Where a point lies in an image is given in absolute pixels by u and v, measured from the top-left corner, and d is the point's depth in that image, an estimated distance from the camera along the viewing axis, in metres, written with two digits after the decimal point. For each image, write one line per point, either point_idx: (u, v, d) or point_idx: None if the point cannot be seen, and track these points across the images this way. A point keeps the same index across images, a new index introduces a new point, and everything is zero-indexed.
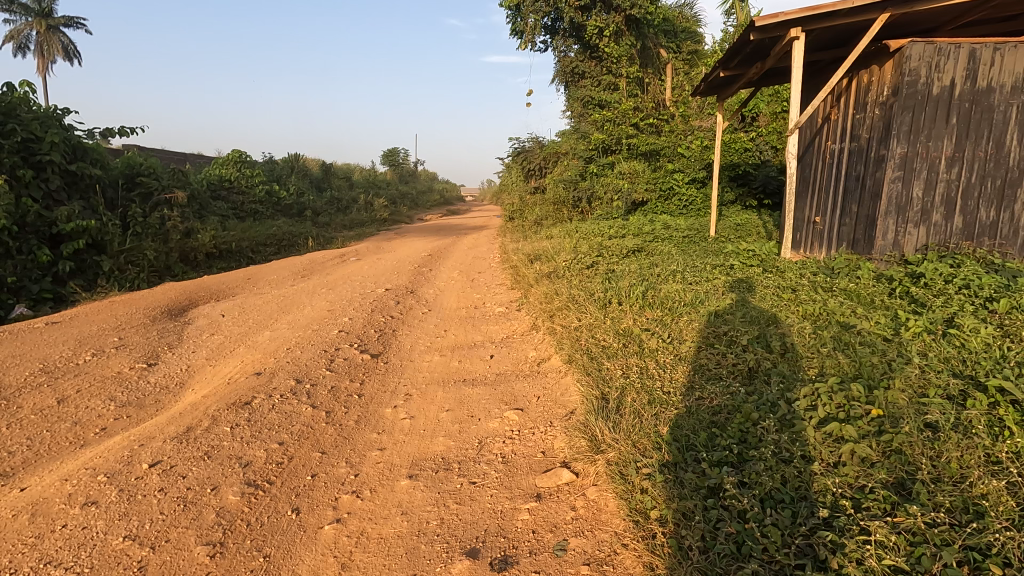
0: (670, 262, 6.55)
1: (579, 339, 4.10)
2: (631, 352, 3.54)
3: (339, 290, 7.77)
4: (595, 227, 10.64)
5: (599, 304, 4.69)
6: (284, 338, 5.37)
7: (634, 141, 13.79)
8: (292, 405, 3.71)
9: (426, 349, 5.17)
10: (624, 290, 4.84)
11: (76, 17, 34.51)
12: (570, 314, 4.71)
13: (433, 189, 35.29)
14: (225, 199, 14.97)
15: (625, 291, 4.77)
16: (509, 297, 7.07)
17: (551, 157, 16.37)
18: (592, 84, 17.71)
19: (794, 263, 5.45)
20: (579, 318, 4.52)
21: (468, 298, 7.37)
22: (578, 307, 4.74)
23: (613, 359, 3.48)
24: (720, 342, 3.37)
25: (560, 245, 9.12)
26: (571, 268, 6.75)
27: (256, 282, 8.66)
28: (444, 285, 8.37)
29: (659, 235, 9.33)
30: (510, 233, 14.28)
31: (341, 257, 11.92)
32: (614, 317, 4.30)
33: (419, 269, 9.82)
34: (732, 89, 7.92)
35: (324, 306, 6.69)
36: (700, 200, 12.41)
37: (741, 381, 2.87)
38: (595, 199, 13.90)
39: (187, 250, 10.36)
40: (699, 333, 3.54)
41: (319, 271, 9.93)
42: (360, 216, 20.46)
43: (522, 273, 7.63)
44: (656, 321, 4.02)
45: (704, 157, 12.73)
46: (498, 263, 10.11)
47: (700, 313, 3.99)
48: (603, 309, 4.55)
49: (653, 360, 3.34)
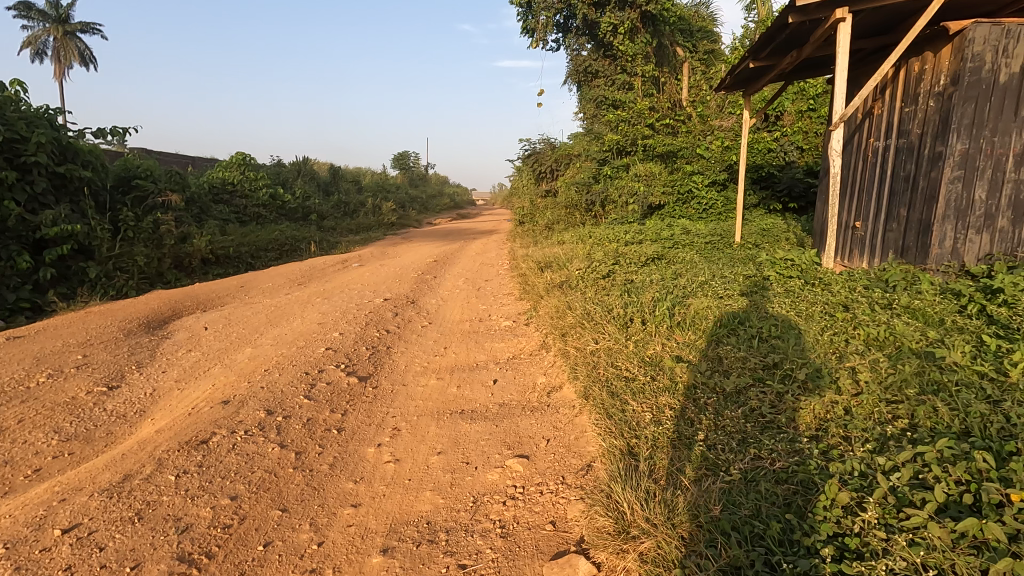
0: (696, 272, 5.91)
1: (597, 366, 3.50)
2: (660, 387, 2.93)
3: (335, 300, 7.23)
4: (609, 232, 10.04)
5: (619, 322, 4.08)
6: (264, 357, 4.81)
7: (650, 142, 13.17)
8: (256, 445, 3.13)
9: (422, 371, 4.59)
10: (646, 306, 4.23)
11: (94, 22, 34.71)
12: (584, 334, 4.10)
13: (443, 193, 34.86)
14: (227, 203, 14.57)
15: (647, 306, 4.17)
16: (517, 309, 6.48)
17: (563, 159, 15.80)
18: (606, 84, 17.12)
19: (839, 275, 4.79)
20: (596, 340, 3.92)
21: (473, 309, 6.79)
22: (594, 326, 4.13)
23: (640, 397, 2.88)
24: (772, 377, 2.76)
25: (573, 251, 8.53)
26: (585, 278, 6.15)
27: (248, 290, 8.15)
28: (448, 295, 7.81)
29: (680, 240, 8.69)
30: (520, 238, 13.71)
31: (343, 263, 11.42)
32: (637, 339, 3.69)
33: (423, 276, 9.27)
34: (761, 83, 7.28)
35: (316, 319, 6.15)
36: (720, 203, 11.75)
37: (808, 434, 2.26)
38: (609, 203, 13.29)
39: (181, 257, 9.91)
40: (744, 364, 2.93)
41: (318, 279, 9.42)
42: (367, 220, 20.02)
43: (532, 283, 7.04)
44: (687, 345, 3.41)
45: (725, 159, 12.09)
46: (507, 271, 9.53)
47: (741, 337, 3.37)
48: (623, 329, 3.94)
49: (690, 401, 2.73)
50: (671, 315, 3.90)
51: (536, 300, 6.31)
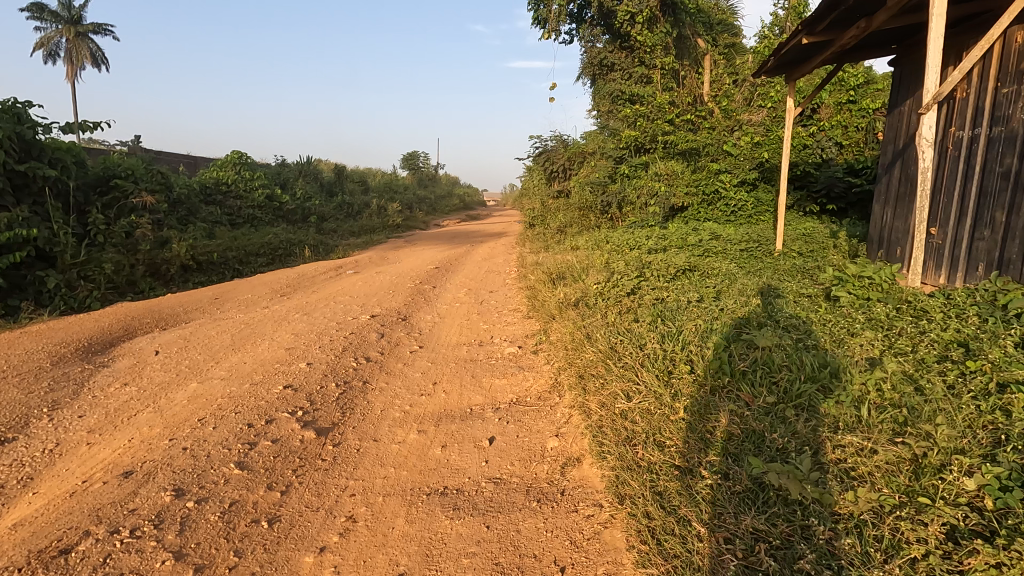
0: (744, 289, 4.88)
1: (636, 442, 2.57)
2: (741, 498, 2.04)
3: (315, 316, 6.28)
4: (629, 237, 9.02)
5: (657, 366, 3.08)
6: (206, 399, 3.86)
7: (671, 139, 12.14)
8: (140, 558, 2.17)
9: (401, 421, 3.61)
10: (692, 341, 3.23)
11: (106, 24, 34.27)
12: (613, 383, 3.11)
13: (453, 194, 33.88)
14: (219, 204, 13.74)
15: (697, 342, 3.17)
16: (525, 330, 5.49)
17: (577, 157, 14.69)
18: (622, 77, 16.07)
19: (935, 299, 3.76)
20: (629, 396, 2.93)
21: (473, 329, 5.82)
22: (626, 371, 3.15)
23: (714, 521, 1.98)
24: (929, 495, 1.86)
25: (590, 260, 7.50)
26: (606, 295, 5.12)
27: (223, 303, 7.24)
28: (447, 309, 6.85)
29: (711, 248, 7.64)
30: (530, 243, 12.76)
31: (338, 269, 10.51)
32: (688, 398, 2.70)
33: (420, 286, 8.33)
34: (813, 64, 6.19)
35: (285, 343, 5.19)
36: (751, 205, 10.68)
37: None
38: (626, 204, 12.23)
39: (158, 264, 9.04)
40: (873, 461, 2.01)
41: (306, 288, 8.51)
42: (370, 222, 19.10)
43: (542, 299, 6.05)
44: (767, 412, 2.43)
45: (755, 155, 11.01)
46: (515, 280, 8.54)
47: (842, 401, 2.39)
48: (667, 377, 2.94)
49: (800, 534, 1.84)
50: (733, 355, 2.90)
51: (546, 322, 5.32)
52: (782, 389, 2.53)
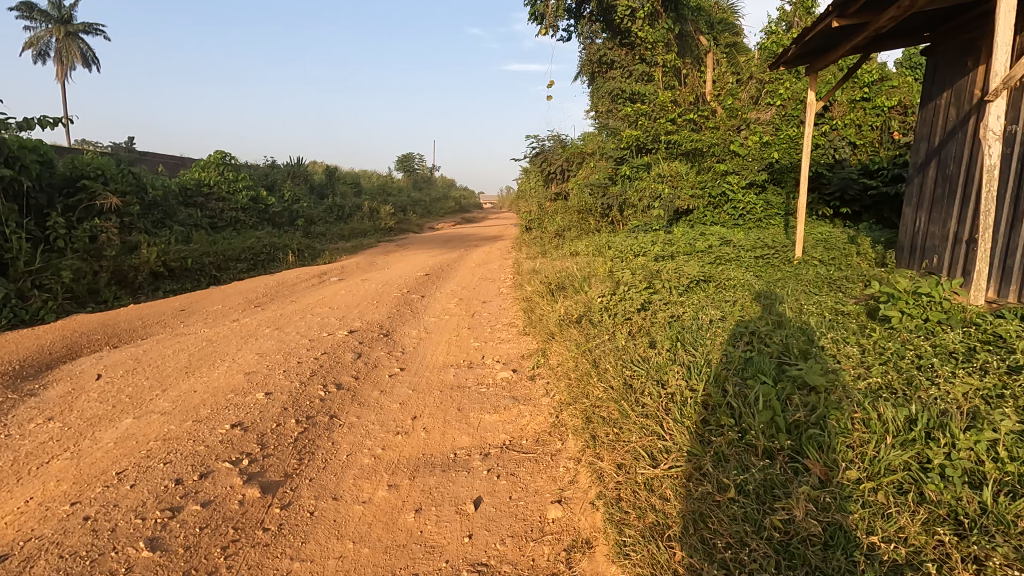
0: (770, 305, 4.28)
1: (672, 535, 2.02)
2: None
3: (287, 332, 5.64)
4: (633, 242, 8.42)
5: (689, 416, 2.47)
6: (137, 441, 3.21)
7: (675, 138, 11.57)
8: None
9: (370, 471, 2.98)
10: (729, 378, 2.61)
11: (96, 23, 33.62)
12: (633, 439, 2.53)
13: (449, 196, 33.19)
14: (199, 206, 13.09)
15: (734, 383, 2.58)
16: (520, 350, 4.87)
17: (575, 158, 14.08)
18: (622, 75, 15.49)
19: (1007, 322, 3.16)
20: (655, 462, 2.34)
21: (462, 348, 5.19)
22: (647, 421, 2.56)
23: None
24: None
25: (592, 269, 6.88)
26: (612, 311, 4.51)
27: (189, 315, 6.60)
28: (435, 323, 6.22)
29: (723, 254, 7.04)
30: (527, 247, 12.15)
31: (322, 275, 9.86)
32: (736, 470, 2.11)
33: (408, 296, 7.70)
34: (839, 53, 5.59)
35: (246, 365, 4.54)
36: (760, 208, 10.11)
37: None
38: (628, 207, 11.65)
39: (125, 271, 8.40)
40: None
41: (284, 297, 7.88)
42: (361, 225, 18.44)
43: (540, 314, 5.43)
44: (852, 499, 1.92)
45: (764, 156, 10.43)
46: (510, 289, 7.91)
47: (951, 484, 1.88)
48: (702, 433, 2.36)
49: None
50: (787, 407, 2.33)
51: (544, 342, 4.70)
52: (864, 464, 2.02)
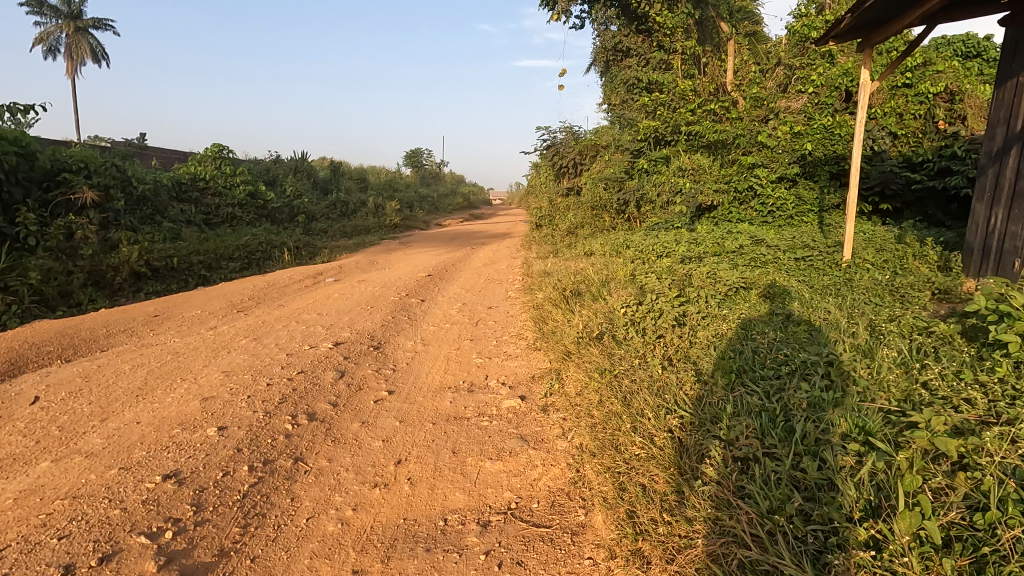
0: (834, 323, 3.53)
1: None
2: None
3: (264, 344, 4.96)
4: (654, 241, 7.67)
5: (786, 515, 1.77)
6: (41, 497, 2.53)
7: (696, 129, 10.79)
8: None
9: (333, 546, 2.27)
10: (831, 450, 1.91)
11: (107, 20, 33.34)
12: (701, 543, 1.82)
13: (458, 192, 32.51)
14: (194, 202, 12.50)
15: (836, 459, 1.86)
16: (531, 370, 4.15)
17: (589, 151, 13.21)
18: (638, 64, 14.68)
19: None
20: None
21: (461, 367, 4.46)
22: (722, 521, 1.86)
23: None
24: None
25: (611, 271, 6.14)
26: (643, 330, 3.77)
27: (162, 322, 5.95)
28: (434, 333, 5.52)
29: (759, 256, 6.28)
30: (538, 245, 11.42)
31: (316, 275, 9.19)
32: None
33: (406, 300, 7.00)
34: (903, 22, 4.82)
35: (204, 388, 3.84)
36: (791, 204, 9.31)
37: None
38: (645, 203, 10.87)
39: (103, 271, 7.79)
40: None
41: (271, 300, 7.21)
42: (365, 221, 17.77)
43: (553, 326, 4.69)
44: None
45: (796, 147, 9.60)
46: (519, 294, 7.19)
47: None
48: (811, 551, 1.65)
49: None
50: (938, 514, 1.60)
51: (558, 361, 3.96)
52: None
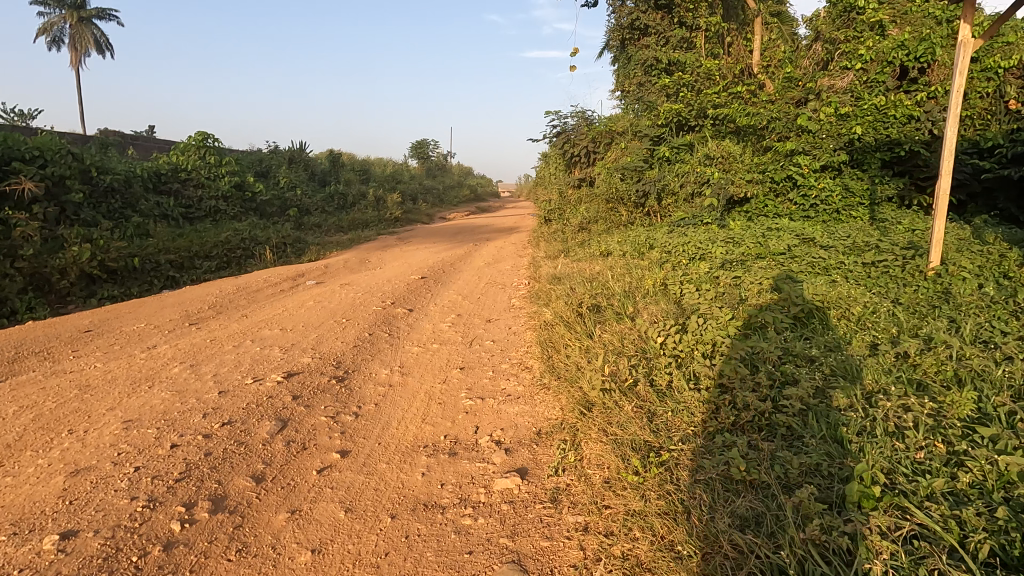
0: (980, 370, 2.44)
1: None
2: None
3: (199, 375, 3.92)
4: (682, 240, 6.57)
5: None
6: None
7: (725, 113, 9.65)
8: None
9: None
10: None
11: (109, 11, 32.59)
12: None
13: (465, 185, 31.41)
14: (173, 194, 11.54)
15: None
16: (536, 423, 3.07)
17: (603, 138, 11.95)
18: (657, 43, 13.42)
19: None
20: None
21: (446, 413, 3.38)
22: None
23: None
24: None
25: (635, 279, 5.04)
26: (696, 379, 2.68)
27: (92, 339, 4.94)
28: (417, 358, 4.46)
29: (817, 259, 5.16)
30: (547, 242, 10.34)
31: (296, 276, 8.15)
32: None
33: (391, 310, 5.94)
34: None
35: (82, 451, 2.78)
36: (838, 196, 8.16)
37: None
38: (667, 195, 9.66)
39: (47, 274, 6.85)
40: None
41: (235, 309, 6.18)
42: (364, 215, 16.74)
43: (567, 359, 3.59)
44: None
45: (842, 131, 8.40)
46: (524, 303, 6.10)
47: None
48: None
49: None
50: None
51: (575, 416, 2.87)
52: None
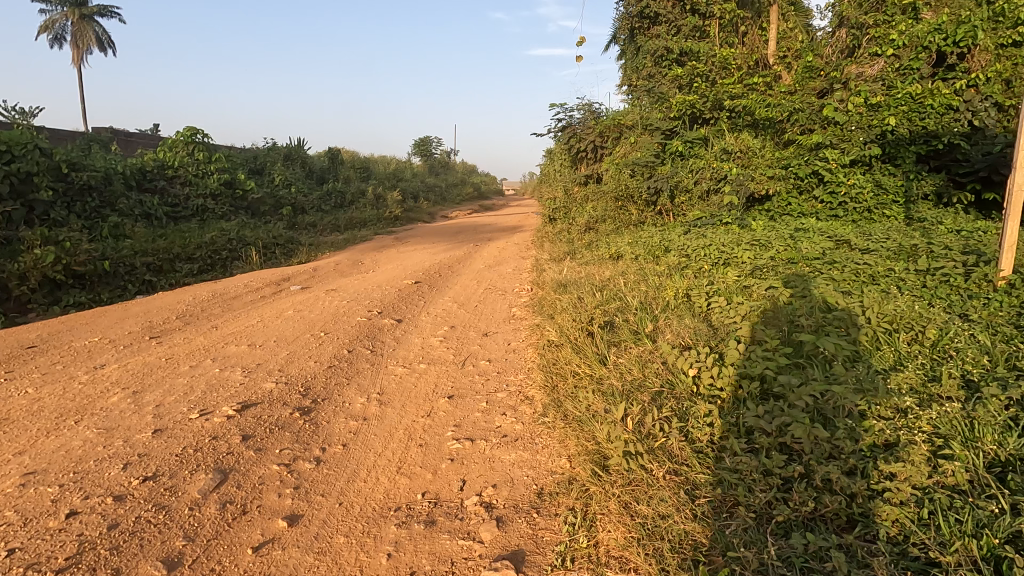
0: None
1: None
2: None
3: (140, 406, 3.32)
4: (702, 242, 5.91)
5: None
6: None
7: (744, 104, 9.01)
8: None
9: None
10: None
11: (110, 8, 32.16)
12: None
13: (469, 183, 30.71)
14: (158, 192, 10.97)
15: None
16: (536, 479, 2.45)
17: (611, 132, 11.22)
18: (668, 32, 12.69)
19: None
20: None
21: (426, 461, 2.75)
22: None
23: None
24: None
25: (653, 289, 4.39)
26: (753, 444, 2.10)
27: (33, 356, 4.36)
28: (400, 382, 3.84)
29: (860, 265, 4.50)
30: (552, 243, 9.69)
31: (280, 281, 7.55)
32: None
33: (377, 321, 5.32)
34: None
35: None
36: (868, 192, 7.50)
37: None
38: (681, 193, 8.93)
39: (5, 280, 6.30)
40: None
41: (205, 320, 5.59)
42: (362, 214, 16.12)
43: (577, 393, 2.97)
44: None
45: (873, 122, 7.71)
46: (526, 312, 5.46)
47: None
48: None
49: None
50: None
51: (587, 476, 2.28)
52: None
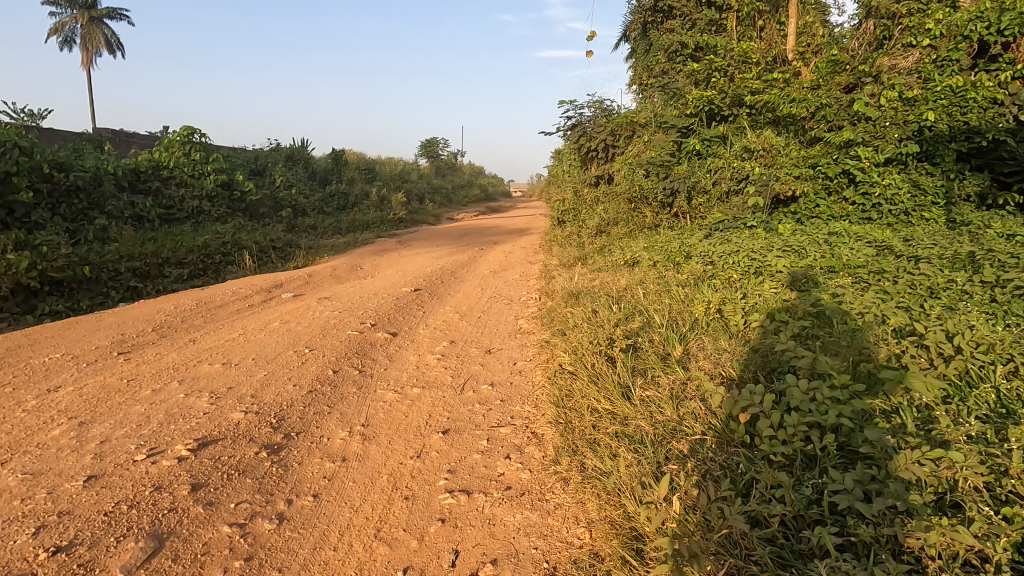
0: None
1: None
2: None
3: (80, 443, 2.83)
4: (727, 247, 5.37)
5: None
6: None
7: (766, 100, 8.45)
8: None
9: None
10: None
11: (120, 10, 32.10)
12: None
13: (475, 184, 30.24)
14: (152, 194, 10.57)
15: None
16: (547, 558, 1.92)
17: (623, 130, 10.65)
18: (682, 26, 12.13)
19: None
20: None
21: (411, 521, 2.24)
22: None
23: None
24: None
25: (680, 304, 3.87)
26: (850, 538, 1.59)
27: None
28: (389, 411, 3.33)
29: (916, 275, 3.94)
30: (561, 248, 9.17)
31: (272, 288, 7.08)
32: None
33: (370, 335, 4.82)
34: None
35: None
36: (905, 193, 6.93)
37: None
38: (698, 194, 8.37)
39: None
40: None
41: (183, 332, 5.11)
42: (365, 216, 15.66)
43: (597, 437, 2.46)
44: None
45: (909, 117, 7.13)
46: (534, 326, 4.94)
47: None
48: None
49: None
50: None
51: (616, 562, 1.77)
52: None
